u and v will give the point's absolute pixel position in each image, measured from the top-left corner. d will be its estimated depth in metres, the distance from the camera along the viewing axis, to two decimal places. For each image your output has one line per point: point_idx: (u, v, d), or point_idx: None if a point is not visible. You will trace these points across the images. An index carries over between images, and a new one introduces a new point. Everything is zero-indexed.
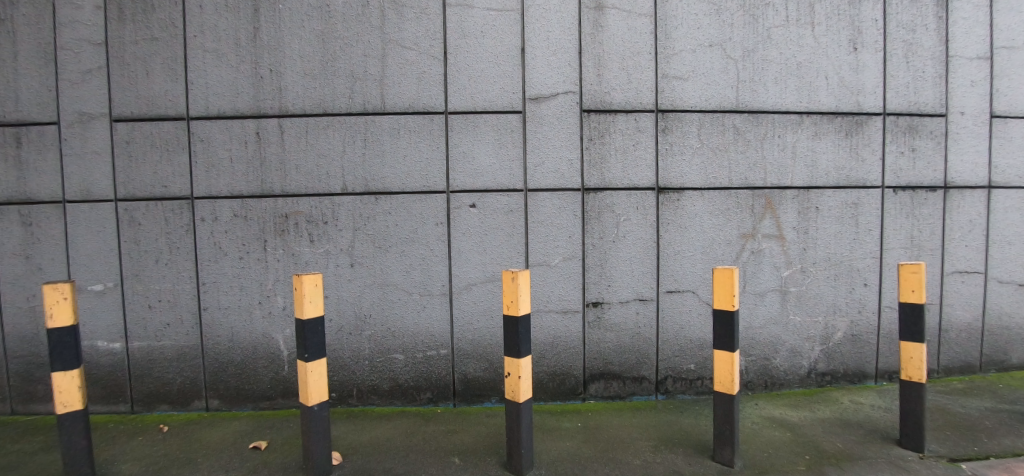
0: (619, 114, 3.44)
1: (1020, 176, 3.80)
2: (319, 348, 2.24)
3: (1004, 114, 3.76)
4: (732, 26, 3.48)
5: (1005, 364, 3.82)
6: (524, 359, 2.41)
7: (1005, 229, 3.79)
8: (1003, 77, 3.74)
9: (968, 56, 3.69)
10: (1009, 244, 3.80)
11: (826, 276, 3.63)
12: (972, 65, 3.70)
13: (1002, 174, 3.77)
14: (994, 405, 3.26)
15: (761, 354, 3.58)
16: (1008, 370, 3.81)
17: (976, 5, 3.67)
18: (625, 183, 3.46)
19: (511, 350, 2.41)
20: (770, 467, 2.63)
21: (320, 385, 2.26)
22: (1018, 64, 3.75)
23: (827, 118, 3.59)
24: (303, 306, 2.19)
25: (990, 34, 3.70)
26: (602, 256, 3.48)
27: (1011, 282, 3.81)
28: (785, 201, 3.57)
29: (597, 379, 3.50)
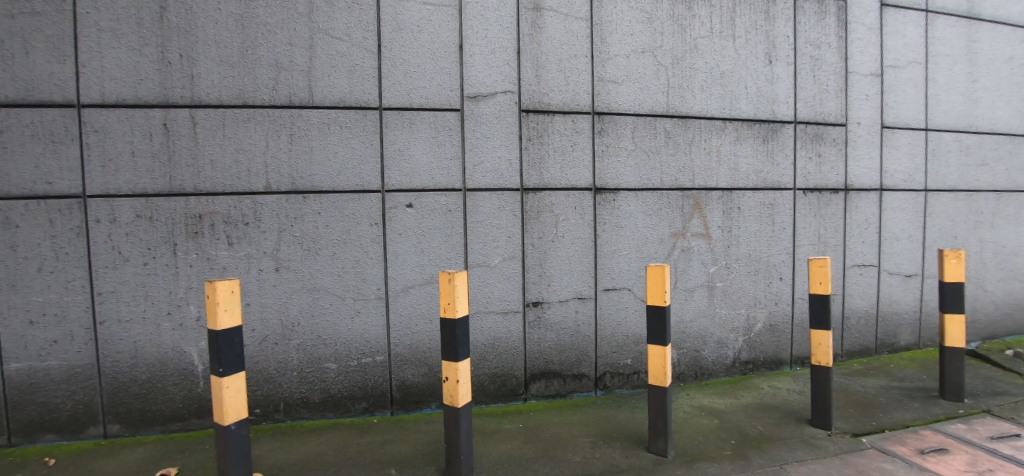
0: (556, 115, 3.49)
1: (903, 180, 4.32)
2: (235, 361, 2.03)
3: (889, 125, 4.26)
4: (663, 34, 3.65)
5: (892, 346, 4.32)
6: (462, 362, 2.37)
7: (892, 227, 4.29)
8: (890, 92, 4.25)
9: (862, 72, 4.16)
10: (895, 240, 4.30)
11: (746, 272, 3.90)
12: (866, 80, 4.18)
13: (889, 178, 4.27)
14: (887, 383, 3.69)
15: (691, 346, 3.77)
16: (895, 351, 4.31)
17: (866, 28, 4.14)
18: (564, 184, 3.51)
19: (449, 355, 2.37)
20: (700, 454, 2.78)
21: (239, 401, 2.05)
22: (901, 81, 4.28)
23: (747, 124, 3.88)
24: (217, 316, 1.97)
25: (877, 54, 4.19)
26: (542, 256, 3.50)
27: (897, 274, 4.31)
28: (710, 201, 3.80)
29: (538, 379, 3.52)
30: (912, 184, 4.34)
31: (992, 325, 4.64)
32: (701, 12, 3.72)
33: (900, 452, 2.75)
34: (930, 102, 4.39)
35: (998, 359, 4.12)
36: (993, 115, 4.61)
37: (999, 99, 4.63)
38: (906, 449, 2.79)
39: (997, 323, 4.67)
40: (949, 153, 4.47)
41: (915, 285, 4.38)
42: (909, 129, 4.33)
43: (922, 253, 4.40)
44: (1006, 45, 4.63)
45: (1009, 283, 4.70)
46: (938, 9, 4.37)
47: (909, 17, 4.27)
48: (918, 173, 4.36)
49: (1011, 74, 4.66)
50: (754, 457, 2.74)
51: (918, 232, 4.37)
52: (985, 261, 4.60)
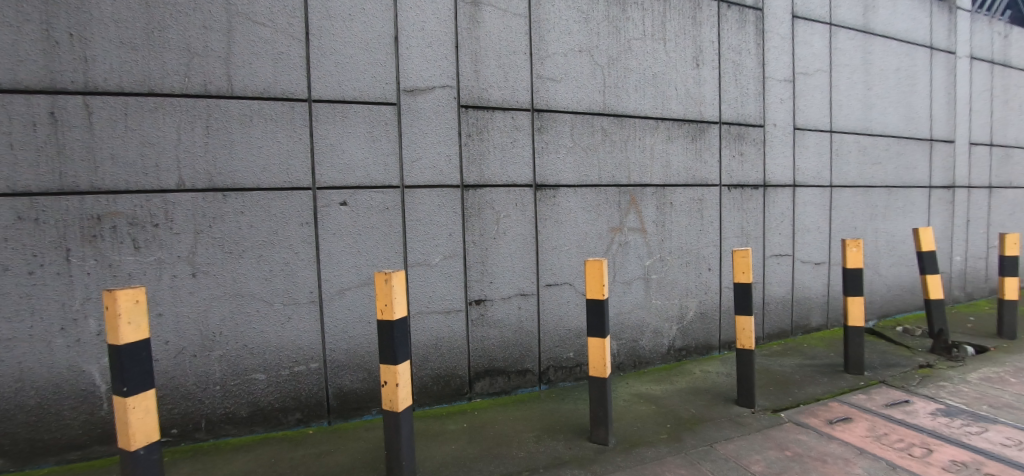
0: (496, 112, 3.47)
1: (812, 176, 4.77)
2: (142, 379, 1.84)
3: (800, 127, 4.68)
4: (599, 35, 3.75)
5: (804, 327, 4.77)
6: (401, 365, 2.30)
7: (802, 219, 4.72)
8: (801, 97, 4.67)
9: (777, 78, 4.53)
10: (805, 231, 4.74)
11: (678, 264, 4.12)
12: (781, 85, 4.55)
13: (800, 175, 4.70)
14: (801, 362, 4.06)
15: (630, 337, 3.93)
16: (806, 332, 4.76)
17: (780, 37, 4.51)
18: (504, 181, 3.50)
19: (388, 358, 2.29)
20: (639, 439, 2.90)
21: (149, 423, 1.85)
22: (809, 87, 4.71)
23: (677, 124, 4.09)
24: (118, 329, 1.76)
25: (789, 62, 4.58)
26: (484, 253, 3.48)
27: (807, 262, 4.75)
28: (645, 197, 3.97)
29: (482, 377, 3.49)
30: (819, 180, 4.80)
31: (885, 305, 5.26)
32: (634, 14, 3.86)
33: (812, 424, 3.05)
34: (833, 106, 4.87)
35: (891, 335, 4.68)
36: (884, 119, 5.21)
37: (887, 105, 5.24)
38: (817, 420, 3.09)
39: (889, 303, 5.29)
40: (849, 153, 4.99)
41: (822, 272, 4.85)
42: (816, 131, 4.78)
43: (828, 243, 4.89)
44: (892, 58, 5.24)
45: (897, 268, 5.34)
46: (839, 23, 4.85)
47: (815, 29, 4.71)
48: (824, 170, 4.83)
49: (897, 83, 5.29)
50: (687, 438, 2.90)
51: (825, 224, 4.85)
52: (878, 248, 5.20)
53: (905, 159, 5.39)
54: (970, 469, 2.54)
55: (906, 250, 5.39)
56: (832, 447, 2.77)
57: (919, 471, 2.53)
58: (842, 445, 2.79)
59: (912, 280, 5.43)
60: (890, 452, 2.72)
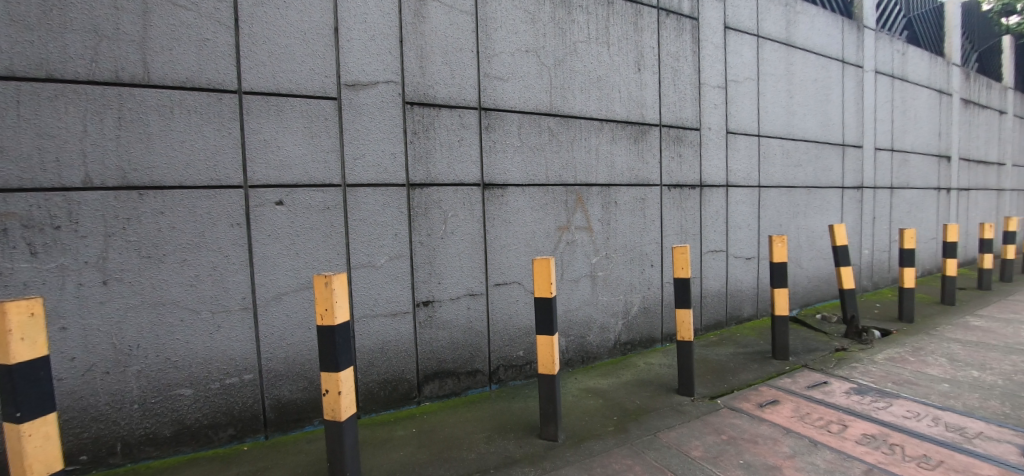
0: (442, 109, 3.40)
1: (743, 177, 5.11)
2: (40, 402, 1.64)
3: (732, 131, 5.01)
4: (545, 36, 3.79)
5: (737, 317, 5.10)
6: (344, 372, 2.21)
7: (734, 217, 5.04)
8: (732, 103, 5.00)
9: (711, 84, 4.81)
10: (737, 228, 5.07)
11: (622, 261, 4.27)
12: (715, 91, 4.84)
13: (733, 176, 5.02)
14: (735, 350, 4.34)
15: (577, 333, 4.01)
16: (738, 322, 5.10)
17: (713, 45, 4.80)
18: (452, 179, 3.45)
19: (329, 365, 2.19)
20: (587, 433, 2.97)
21: (50, 450, 1.65)
22: (739, 94, 5.05)
23: (621, 126, 4.23)
24: (8, 347, 1.56)
25: (722, 69, 4.88)
26: (431, 253, 3.40)
27: (738, 257, 5.09)
28: (591, 196, 4.07)
29: (431, 379, 3.42)
30: (748, 181, 5.16)
31: (806, 295, 5.74)
32: (579, 18, 3.94)
33: (745, 407, 3.27)
34: (760, 112, 5.25)
35: (812, 323, 5.12)
36: (803, 125, 5.68)
37: (806, 112, 5.73)
38: (749, 404, 3.31)
39: (809, 293, 5.78)
40: (773, 155, 5.40)
41: (752, 266, 5.21)
42: (746, 134, 5.13)
43: (757, 239, 5.26)
44: (809, 69, 5.74)
45: (817, 261, 5.86)
46: (764, 35, 5.25)
47: (744, 40, 5.07)
48: (753, 172, 5.19)
49: (813, 92, 5.80)
50: (632, 429, 3.01)
51: (753, 221, 5.21)
52: (799, 243, 5.67)
53: (821, 162, 5.92)
54: (878, 441, 2.83)
55: (822, 244, 5.92)
56: (762, 429, 2.98)
57: (836, 445, 2.79)
58: (771, 426, 3.01)
59: (827, 271, 5.97)
60: (812, 429, 2.98)
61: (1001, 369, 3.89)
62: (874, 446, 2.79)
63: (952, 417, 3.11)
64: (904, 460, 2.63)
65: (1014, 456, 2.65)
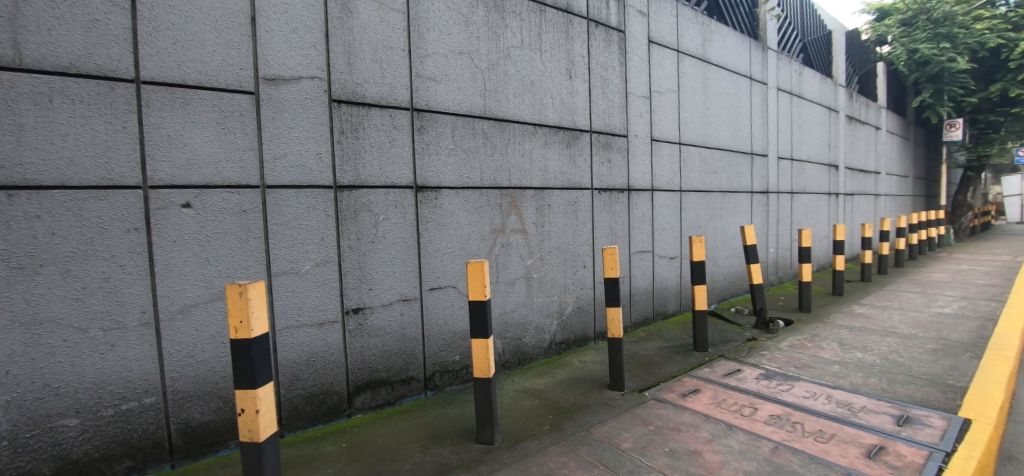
0: (372, 108, 3.27)
1: (665, 181, 5.43)
2: None
3: (657, 138, 5.32)
4: (478, 39, 3.78)
5: (662, 313, 5.41)
6: (262, 388, 2.04)
7: (658, 220, 5.35)
8: (656, 113, 5.31)
9: (637, 94, 5.08)
10: (660, 229, 5.38)
11: (556, 263, 4.36)
12: (640, 101, 5.12)
13: (657, 181, 5.33)
14: (661, 345, 4.60)
15: (513, 335, 4.03)
16: (662, 318, 5.41)
17: (638, 57, 5.08)
18: (383, 181, 3.32)
19: (244, 382, 2.01)
20: (523, 434, 2.99)
21: None
22: (661, 103, 5.37)
23: (553, 131, 4.33)
24: None
25: (646, 80, 5.18)
26: (361, 258, 3.24)
27: (662, 257, 5.40)
28: (525, 200, 4.12)
29: (362, 390, 3.26)
30: (670, 185, 5.50)
31: (721, 291, 6.22)
32: (512, 23, 3.98)
33: (670, 398, 3.47)
34: (680, 121, 5.63)
35: (727, 316, 5.56)
36: (717, 134, 6.16)
37: (720, 122, 6.22)
38: (673, 394, 3.52)
39: (723, 289, 6.27)
40: (692, 162, 5.80)
41: (675, 265, 5.56)
42: (668, 142, 5.46)
43: (679, 239, 5.61)
44: (722, 83, 6.24)
45: (730, 259, 6.37)
46: (683, 50, 5.64)
47: (666, 54, 5.43)
48: (674, 177, 5.55)
49: (725, 104, 6.30)
50: (567, 426, 3.07)
51: (674, 223, 5.55)
52: (715, 243, 6.12)
53: (733, 168, 6.44)
54: (782, 420, 3.13)
55: (734, 243, 6.44)
56: (685, 417, 3.19)
57: (748, 427, 3.04)
58: (692, 414, 3.23)
59: (739, 268, 6.51)
60: (728, 414, 3.23)
61: (878, 350, 4.47)
62: (780, 425, 3.08)
63: (841, 395, 3.52)
64: (803, 436, 2.93)
65: (889, 426, 3.05)
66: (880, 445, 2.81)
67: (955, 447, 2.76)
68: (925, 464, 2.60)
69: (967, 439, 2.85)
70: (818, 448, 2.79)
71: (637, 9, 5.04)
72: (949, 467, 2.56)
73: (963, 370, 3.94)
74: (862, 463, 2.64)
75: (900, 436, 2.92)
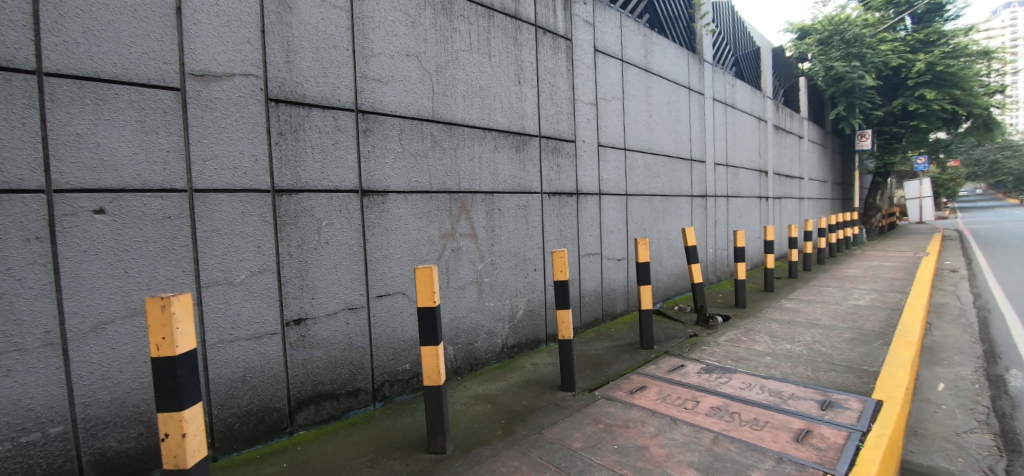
0: (313, 109, 3.11)
1: (612, 185, 5.58)
2: None
3: (603, 144, 5.45)
4: (426, 41, 3.71)
5: (610, 313, 5.53)
6: (189, 410, 1.88)
7: (605, 222, 5.48)
8: (603, 119, 5.45)
9: (584, 100, 5.20)
10: (608, 231, 5.52)
11: (507, 267, 4.35)
12: (587, 107, 5.23)
13: (604, 185, 5.47)
14: (610, 344, 4.70)
15: (465, 340, 3.98)
16: (611, 318, 5.54)
17: (585, 65, 5.20)
18: (326, 185, 3.17)
19: (169, 404, 1.85)
20: (475, 440, 2.94)
21: None
22: (607, 110, 5.52)
23: (503, 135, 4.32)
24: None
25: (592, 87, 5.30)
26: (303, 266, 3.08)
27: (610, 258, 5.53)
28: (475, 204, 4.09)
29: (305, 405, 3.08)
30: (617, 189, 5.65)
31: (665, 290, 6.47)
32: (460, 27, 3.95)
33: (618, 395, 3.55)
34: (625, 128, 5.80)
35: (671, 314, 5.78)
36: (659, 141, 6.41)
37: (662, 129, 6.48)
38: (621, 392, 3.60)
39: (668, 288, 6.52)
40: (637, 167, 6.00)
41: (622, 267, 5.71)
42: (614, 147, 5.62)
43: (625, 241, 5.77)
44: (663, 92, 6.50)
45: (673, 260, 6.64)
46: (627, 60, 5.84)
47: (611, 63, 5.59)
48: (620, 181, 5.71)
49: (667, 112, 6.57)
50: (519, 430, 3.06)
51: (621, 226, 5.71)
52: (658, 244, 6.35)
53: (674, 173, 6.72)
54: (722, 411, 3.28)
55: (676, 245, 6.71)
56: (633, 413, 3.26)
57: (691, 420, 3.16)
58: (640, 410, 3.31)
59: (681, 268, 6.79)
60: (672, 408, 3.34)
61: (805, 341, 4.80)
62: (719, 415, 3.22)
63: (773, 384, 3.74)
64: (740, 425, 3.08)
65: (813, 410, 3.27)
66: (807, 429, 3.01)
67: (869, 427, 3.01)
68: (844, 444, 2.81)
69: (880, 418, 3.12)
70: (753, 435, 2.94)
71: (583, 18, 5.17)
72: (865, 445, 2.78)
73: (875, 356, 4.32)
74: (792, 447, 2.81)
75: (824, 419, 3.14)
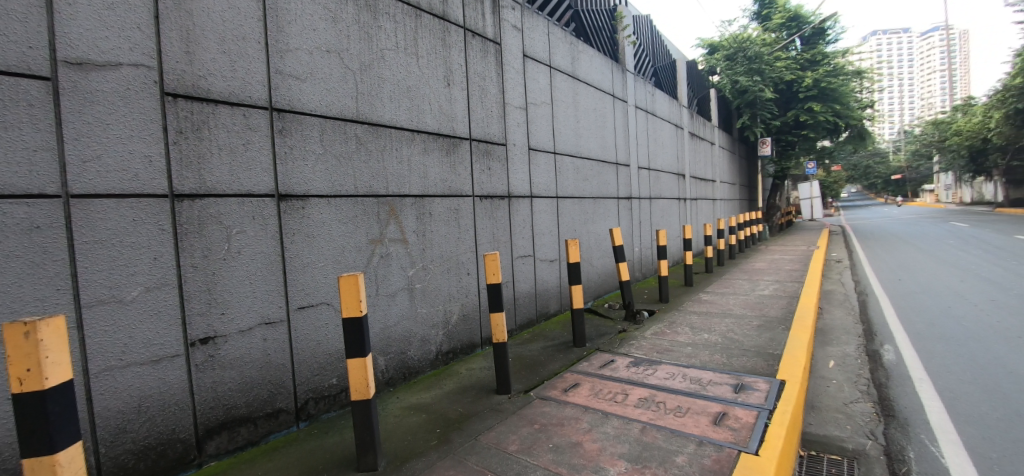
0: (220, 106, 2.83)
1: (543, 187, 5.66)
2: None
3: (534, 147, 5.51)
4: (349, 38, 3.53)
5: (545, 314, 5.59)
6: (64, 453, 1.63)
7: (537, 225, 5.54)
8: (533, 123, 5.51)
9: (514, 104, 5.22)
10: (540, 233, 5.58)
11: (439, 271, 4.25)
12: (517, 110, 5.26)
13: (536, 187, 5.53)
14: (544, 345, 4.74)
15: (397, 350, 3.82)
16: (545, 319, 5.60)
17: (514, 70, 5.23)
18: (236, 189, 2.90)
19: (36, 448, 1.59)
20: (408, 454, 2.81)
21: None
22: (536, 114, 5.58)
23: (432, 137, 4.22)
24: None
25: (522, 92, 5.33)
26: (211, 278, 2.78)
27: (542, 260, 5.59)
28: (405, 208, 3.94)
29: (215, 433, 2.79)
30: (548, 192, 5.74)
31: (596, 289, 6.66)
32: (386, 24, 3.80)
33: (553, 395, 3.56)
34: (554, 132, 5.91)
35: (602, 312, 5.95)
36: (587, 145, 6.59)
37: (589, 133, 6.67)
38: (556, 391, 3.62)
39: (598, 287, 6.72)
40: (567, 170, 6.14)
41: (554, 267, 5.80)
42: (544, 151, 5.69)
43: (556, 243, 5.87)
44: (589, 98, 6.70)
45: (602, 259, 6.86)
46: (555, 66, 5.95)
47: (540, 69, 5.67)
48: (551, 184, 5.80)
49: (593, 118, 6.78)
50: (455, 438, 2.98)
51: (552, 228, 5.80)
52: (589, 245, 6.53)
53: (601, 177, 6.95)
54: (649, 401, 3.41)
55: (604, 245, 6.94)
56: (567, 411, 3.29)
57: (622, 412, 3.24)
58: (573, 407, 3.35)
59: (610, 267, 7.03)
60: (605, 403, 3.41)
61: (720, 330, 5.14)
62: (647, 406, 3.34)
63: (693, 372, 3.95)
64: (666, 413, 3.21)
65: (728, 393, 3.50)
66: (723, 411, 3.21)
67: (776, 405, 3.26)
68: (755, 423, 3.02)
69: (785, 396, 3.39)
70: (677, 422, 3.08)
71: (511, 23, 5.19)
72: (773, 422, 3.01)
73: (779, 340, 4.72)
74: (711, 430, 2.97)
75: (738, 401, 3.36)
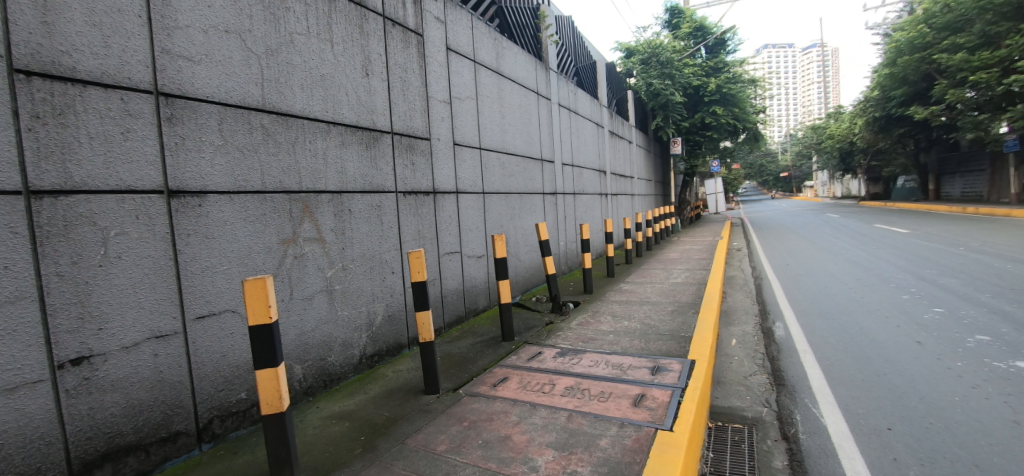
0: (90, 87, 2.45)
1: (469, 182, 5.57)
2: None
3: (459, 142, 5.40)
4: (252, 18, 3.21)
5: (473, 310, 5.53)
6: None
7: (464, 221, 5.45)
8: (458, 117, 5.40)
9: (438, 98, 5.08)
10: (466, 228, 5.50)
11: (361, 272, 4.03)
12: (441, 104, 5.12)
13: (461, 182, 5.43)
14: (473, 341, 4.67)
15: (316, 356, 3.57)
16: (475, 315, 5.55)
17: (438, 63, 5.08)
18: (114, 185, 2.53)
19: None
20: (328, 466, 2.63)
21: None
22: (460, 108, 5.47)
23: (350, 130, 3.98)
24: None
25: (445, 86, 5.20)
26: (85, 287, 2.41)
27: (469, 256, 5.52)
28: (321, 205, 3.69)
29: (95, 467, 2.43)
30: (474, 187, 5.67)
31: (523, 283, 6.72)
32: (295, 7, 3.51)
33: (482, 391, 3.52)
34: (480, 127, 5.84)
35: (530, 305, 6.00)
36: (512, 141, 6.60)
37: (515, 129, 6.68)
38: (484, 387, 3.58)
39: (525, 281, 6.77)
40: (493, 166, 6.10)
41: (482, 263, 5.75)
42: (469, 146, 5.60)
43: (483, 239, 5.81)
44: (514, 95, 6.71)
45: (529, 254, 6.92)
46: (479, 61, 5.88)
47: (464, 63, 5.56)
48: (477, 179, 5.74)
49: (518, 115, 6.80)
50: (380, 444, 2.83)
51: (479, 223, 5.74)
52: (515, 240, 6.55)
53: (527, 172, 6.99)
54: (575, 390, 3.47)
55: (531, 239, 7.01)
56: (496, 405, 3.26)
57: (549, 403, 3.27)
58: (502, 401, 3.32)
59: (536, 262, 7.12)
60: (533, 395, 3.42)
61: (638, 317, 5.38)
62: (572, 394, 3.40)
63: (615, 358, 4.09)
64: (591, 400, 3.29)
65: (646, 376, 3.66)
66: (642, 393, 3.34)
67: (688, 383, 3.46)
68: (669, 401, 3.18)
69: (695, 374, 3.62)
70: (600, 407, 3.16)
71: (433, 15, 5.03)
72: (685, 399, 3.19)
73: (691, 323, 5.04)
74: (631, 411, 3.08)
75: (655, 382, 3.52)
